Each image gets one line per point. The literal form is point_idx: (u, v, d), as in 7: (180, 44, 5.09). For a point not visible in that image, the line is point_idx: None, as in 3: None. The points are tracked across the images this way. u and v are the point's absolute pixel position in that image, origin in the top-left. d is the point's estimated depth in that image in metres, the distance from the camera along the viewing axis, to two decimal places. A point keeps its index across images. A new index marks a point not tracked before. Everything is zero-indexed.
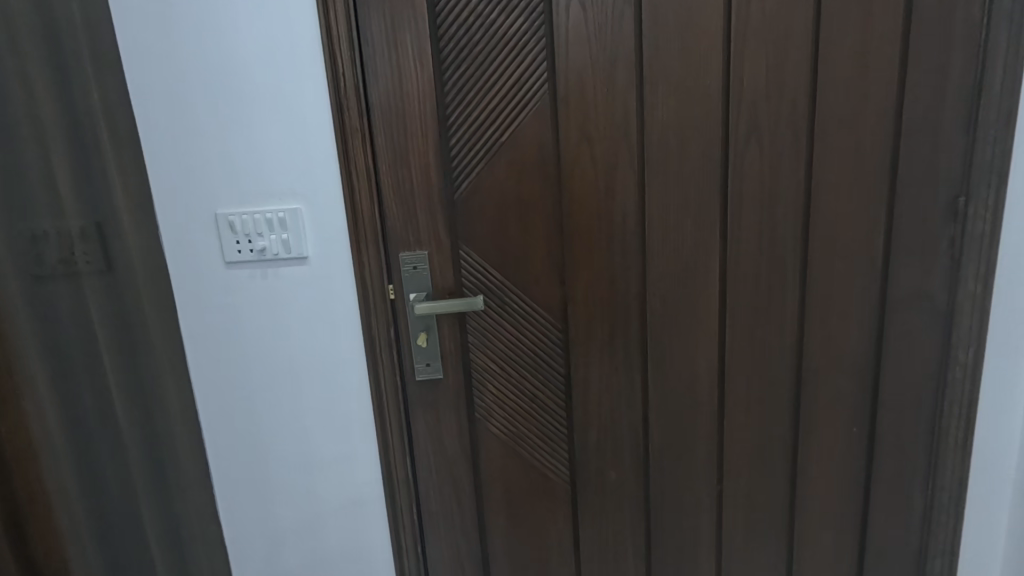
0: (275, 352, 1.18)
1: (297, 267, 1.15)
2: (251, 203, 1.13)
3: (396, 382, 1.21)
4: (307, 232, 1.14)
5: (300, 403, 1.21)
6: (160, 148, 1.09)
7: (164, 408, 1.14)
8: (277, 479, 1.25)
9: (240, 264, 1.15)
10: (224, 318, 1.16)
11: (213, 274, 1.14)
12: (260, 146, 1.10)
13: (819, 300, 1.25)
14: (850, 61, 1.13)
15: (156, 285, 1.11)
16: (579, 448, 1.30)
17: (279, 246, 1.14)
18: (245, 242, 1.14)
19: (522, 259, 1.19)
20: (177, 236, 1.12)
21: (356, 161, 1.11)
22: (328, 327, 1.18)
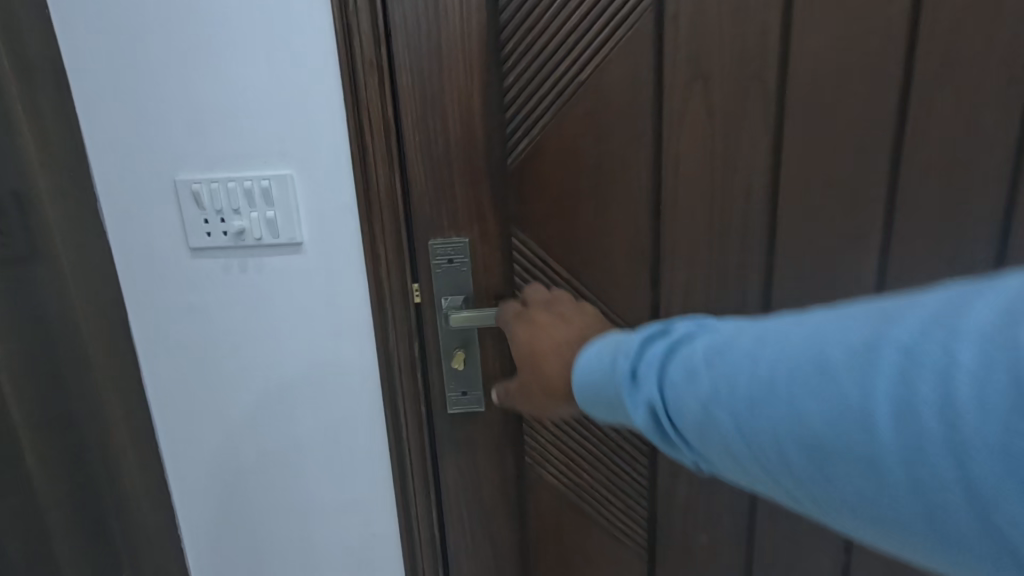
0: (260, 371, 0.88)
1: (288, 256, 0.84)
2: (222, 166, 0.81)
3: (420, 414, 0.90)
4: (301, 208, 0.82)
5: (293, 438, 0.91)
6: (94, 89, 0.78)
7: (108, 454, 0.81)
8: (264, 534, 0.95)
9: (210, 251, 0.83)
10: (191, 326, 0.85)
11: (174, 265, 0.83)
12: (234, 88, 0.78)
13: None
14: None
15: (92, 282, 0.79)
16: (661, 507, 0.97)
17: (262, 228, 0.82)
18: (216, 221, 0.81)
19: (599, 252, 0.85)
20: (121, 210, 0.81)
21: (369, 109, 0.78)
22: (330, 340, 0.87)
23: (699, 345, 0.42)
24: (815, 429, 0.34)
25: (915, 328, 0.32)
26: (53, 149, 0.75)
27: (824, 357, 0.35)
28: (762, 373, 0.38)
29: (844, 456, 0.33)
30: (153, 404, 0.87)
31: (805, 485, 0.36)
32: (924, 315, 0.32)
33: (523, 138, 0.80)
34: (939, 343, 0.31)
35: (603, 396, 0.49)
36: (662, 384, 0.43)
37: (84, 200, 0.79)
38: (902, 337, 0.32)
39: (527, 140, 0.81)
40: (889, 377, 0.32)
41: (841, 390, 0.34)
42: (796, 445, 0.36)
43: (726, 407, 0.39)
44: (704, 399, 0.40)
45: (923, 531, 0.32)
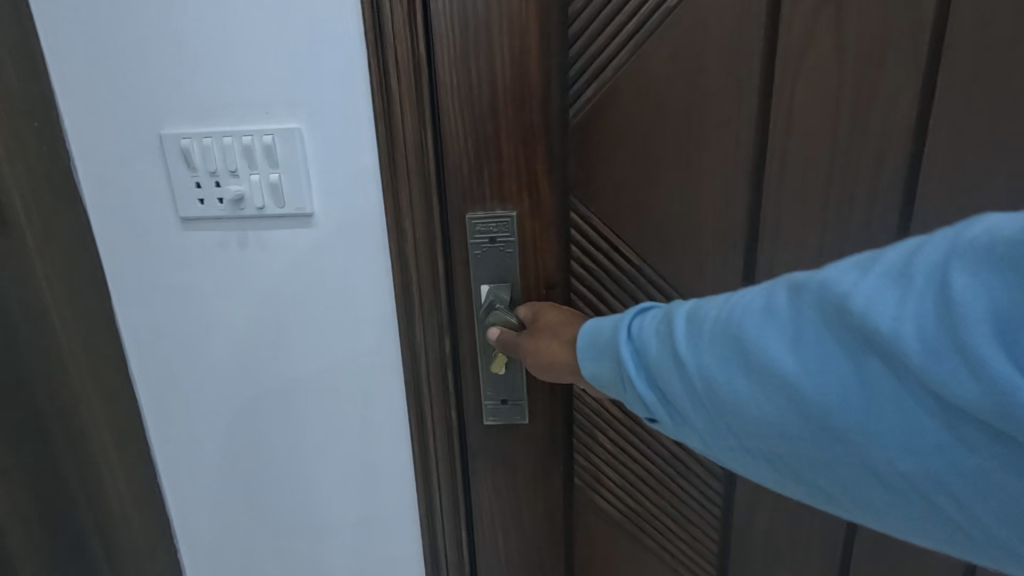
0: (264, 366, 0.74)
1: (296, 230, 0.69)
2: (217, 117, 0.66)
3: (451, 423, 0.75)
4: (311, 171, 0.67)
5: (301, 442, 0.77)
6: (61, 16, 0.63)
7: (87, 453, 0.70)
8: (269, 547, 0.83)
9: (204, 221, 0.69)
10: (184, 311, 0.72)
11: (163, 236, 0.69)
12: (228, 20, 0.63)
13: None
14: None
15: (65, 254, 0.66)
16: (735, 541, 0.80)
17: (264, 194, 0.67)
18: (210, 184, 0.67)
19: (680, 232, 0.68)
20: (99, 169, 0.67)
21: (395, 45, 0.61)
22: (344, 332, 0.73)
23: (665, 312, 0.44)
24: (777, 376, 0.36)
25: (872, 281, 0.34)
26: (9, 91, 0.61)
27: (784, 308, 0.37)
28: (723, 323, 0.39)
29: (819, 399, 0.35)
30: (142, 397, 0.75)
31: (775, 428, 0.37)
32: (882, 260, 0.35)
33: (591, 85, 0.64)
34: (885, 281, 0.33)
35: (580, 365, 0.49)
36: (641, 342, 0.44)
37: (52, 157, 0.65)
38: (841, 276, 0.35)
39: (596, 87, 0.64)
40: (836, 326, 0.35)
41: (771, 336, 0.37)
42: (756, 393, 0.37)
43: (695, 356, 0.40)
44: (673, 349, 0.41)
45: (906, 451, 0.33)
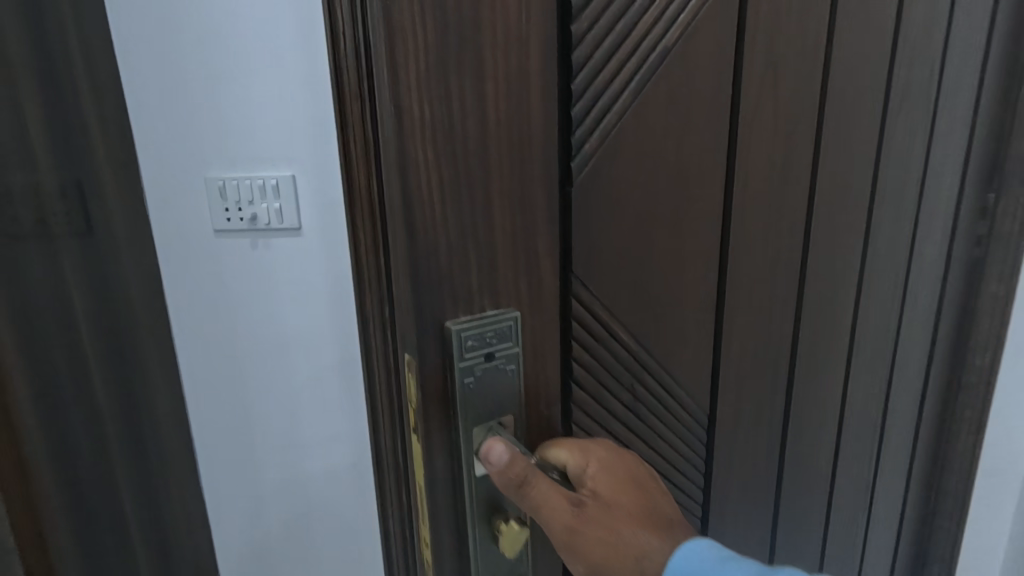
0: (269, 345, 0.97)
1: (290, 240, 0.91)
2: (241, 163, 0.88)
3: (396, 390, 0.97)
4: (306, 201, 0.89)
5: (294, 405, 1.00)
6: (143, 101, 0.86)
7: (154, 404, 0.96)
8: (267, 486, 1.04)
9: (231, 234, 0.91)
10: (211, 300, 0.94)
11: (201, 244, 0.91)
12: (252, 101, 0.85)
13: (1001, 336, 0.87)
14: None
15: (142, 263, 0.90)
16: None
17: (272, 216, 0.89)
18: (236, 210, 0.89)
19: (680, 305, 0.58)
20: (162, 200, 0.89)
21: (353, 123, 0.84)
22: (329, 319, 0.95)
23: None
24: None
25: None
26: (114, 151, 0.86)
27: None
28: None
29: None
30: (184, 372, 0.98)
31: None
32: None
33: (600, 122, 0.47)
34: None
35: None
36: None
37: (131, 195, 0.88)
38: None
39: (595, 145, 0.47)
40: None
41: None
42: None
43: None
44: None
45: None
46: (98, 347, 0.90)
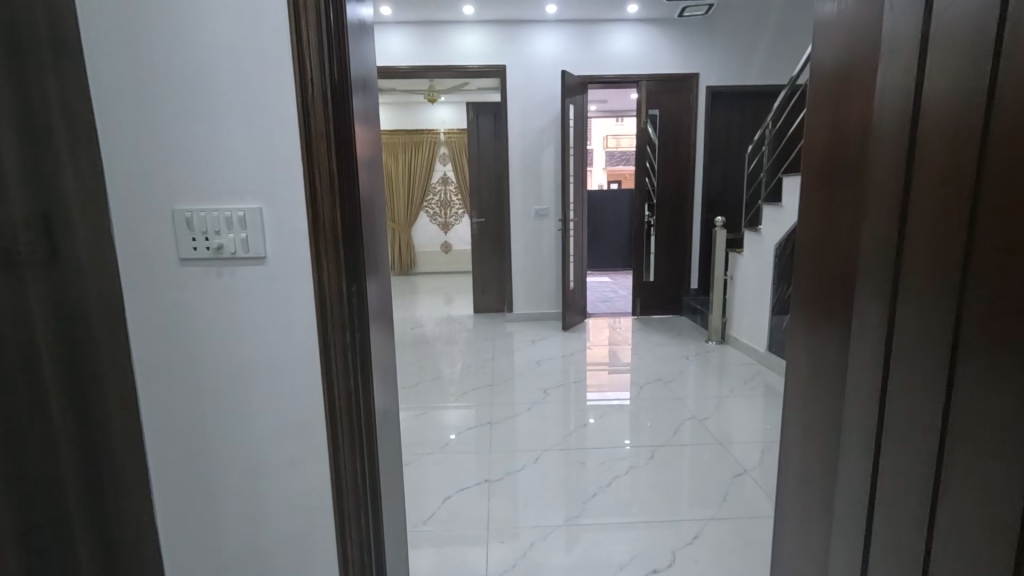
0: (229, 372, 0.99)
1: (254, 270, 0.95)
2: (208, 196, 0.92)
3: (353, 412, 1.01)
4: (269, 231, 0.93)
5: (252, 430, 1.01)
6: (117, 140, 0.91)
7: (110, 437, 0.93)
8: (219, 511, 1.04)
9: (196, 263, 0.94)
10: (175, 326, 0.96)
11: (166, 272, 0.94)
12: (222, 139, 0.91)
13: (835, 369, 1.02)
14: (836, 90, 1.00)
15: (105, 292, 0.92)
16: None
17: (236, 245, 0.93)
18: (202, 239, 0.93)
19: None
20: (129, 230, 0.93)
21: (319, 159, 0.91)
22: (289, 345, 0.98)
23: None
24: None
25: None
26: (83, 183, 0.88)
27: None
28: None
29: None
30: (144, 400, 0.99)
31: None
32: None
33: None
34: None
35: None
36: None
37: (97, 225, 0.90)
38: None
39: None
40: None
41: None
42: None
43: None
44: None
45: None
46: (60, 385, 0.84)
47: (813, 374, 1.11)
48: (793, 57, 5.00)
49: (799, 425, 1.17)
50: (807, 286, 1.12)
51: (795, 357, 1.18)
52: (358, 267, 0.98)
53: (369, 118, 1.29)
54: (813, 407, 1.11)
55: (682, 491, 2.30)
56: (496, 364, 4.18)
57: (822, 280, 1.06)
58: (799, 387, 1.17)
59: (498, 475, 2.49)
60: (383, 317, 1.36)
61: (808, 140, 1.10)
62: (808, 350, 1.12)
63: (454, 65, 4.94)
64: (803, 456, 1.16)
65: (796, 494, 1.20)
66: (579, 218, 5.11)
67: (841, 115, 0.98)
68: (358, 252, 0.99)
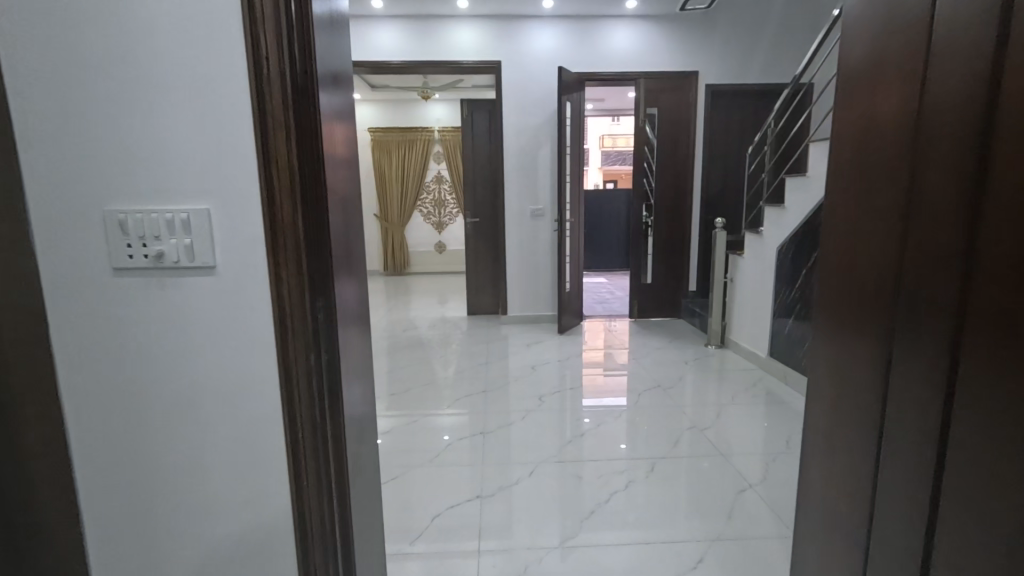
0: (178, 399, 0.86)
1: (201, 281, 0.82)
2: (145, 196, 0.79)
3: (320, 446, 0.88)
4: (217, 235, 0.80)
5: (202, 465, 0.88)
6: (36, 130, 0.77)
7: None
8: (165, 555, 0.90)
9: (133, 274, 0.81)
10: (110, 346, 0.83)
11: (97, 284, 0.81)
12: (161, 131, 0.78)
13: (868, 381, 0.92)
14: (872, 76, 0.91)
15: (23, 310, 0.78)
16: None
17: (180, 252, 0.81)
18: (139, 245, 0.80)
19: None
20: (52, 235, 0.79)
21: (277, 151, 0.78)
22: (246, 368, 0.85)
23: None
24: None
25: None
26: None
27: None
28: None
29: None
30: (74, 430, 0.85)
31: None
32: None
33: None
34: None
35: None
36: None
37: (14, 231, 0.77)
38: None
39: None
40: None
41: None
42: None
43: None
44: None
45: None
46: None
47: (841, 395, 1.00)
48: (794, 55, 4.90)
49: (822, 450, 1.06)
50: (831, 290, 1.02)
51: (816, 368, 1.07)
52: (325, 275, 0.86)
53: (344, 108, 1.16)
54: (839, 425, 1.01)
55: (684, 507, 2.19)
56: (490, 369, 4.05)
57: (853, 288, 0.96)
58: (824, 409, 1.06)
59: (491, 489, 2.36)
60: (360, 328, 1.23)
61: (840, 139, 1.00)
62: (832, 360, 1.03)
63: (447, 61, 4.80)
64: (828, 476, 1.05)
65: (820, 525, 1.09)
66: (576, 218, 4.99)
67: (881, 108, 0.89)
68: (324, 259, 0.86)
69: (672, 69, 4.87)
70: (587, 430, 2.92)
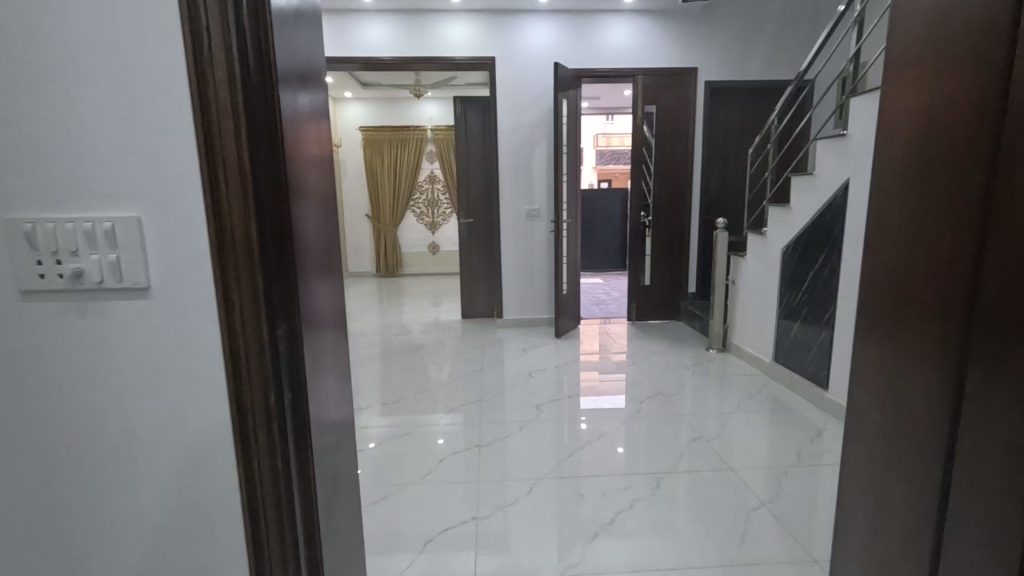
0: (108, 450, 0.71)
1: (133, 305, 0.67)
2: (58, 201, 0.65)
3: (282, 503, 0.74)
4: (150, 250, 0.66)
5: (138, 524, 0.73)
6: None
7: None
8: None
9: (46, 298, 0.67)
10: (18, 384, 0.68)
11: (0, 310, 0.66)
12: (79, 122, 0.63)
13: (931, 397, 0.84)
14: (928, 67, 0.83)
15: None
16: None
17: (103, 271, 0.66)
18: (52, 262, 0.66)
19: None
20: None
21: (224, 149, 0.63)
22: (189, 412, 0.70)
23: None
24: None
25: None
26: None
27: None
28: None
29: None
30: None
31: None
32: None
33: None
34: None
35: None
36: None
37: None
38: None
39: None
40: None
41: None
42: None
43: None
44: None
45: None
46: None
47: (892, 408, 0.93)
48: (794, 52, 4.78)
49: (873, 473, 0.98)
50: (884, 297, 0.94)
51: (865, 381, 0.99)
52: (287, 299, 0.71)
53: (317, 98, 1.01)
54: (896, 446, 0.92)
55: (692, 529, 2.06)
56: (485, 376, 3.91)
57: (912, 294, 0.88)
58: (873, 425, 0.97)
59: (488, 510, 2.22)
60: (336, 350, 1.09)
61: (886, 136, 0.94)
62: (882, 373, 0.95)
63: (439, 56, 4.65)
64: (879, 500, 0.96)
65: (867, 554, 1.00)
66: (572, 219, 4.86)
67: (940, 101, 0.82)
68: (286, 279, 0.72)
69: (671, 65, 4.75)
70: (586, 442, 2.79)
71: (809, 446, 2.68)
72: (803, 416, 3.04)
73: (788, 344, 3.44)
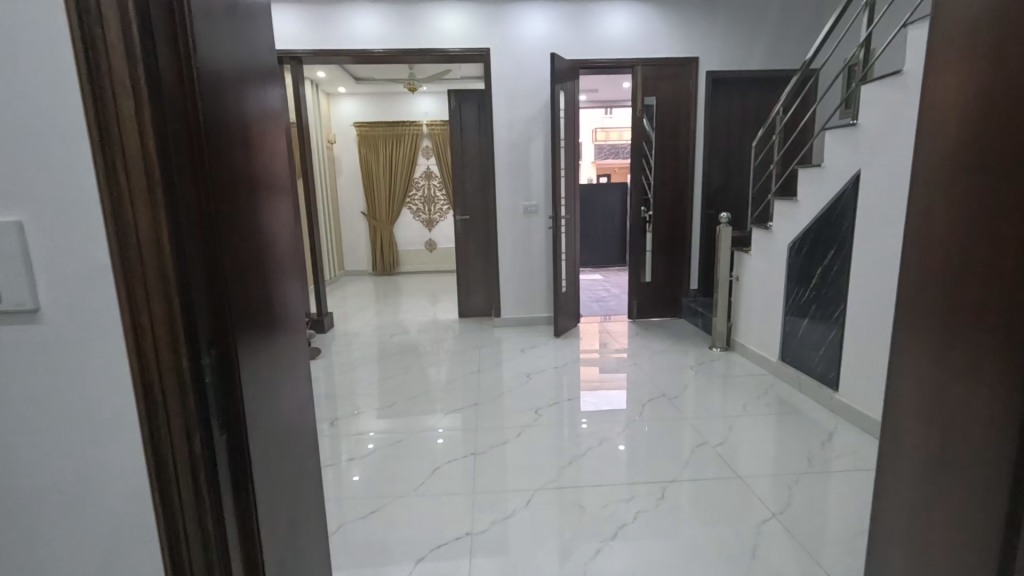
0: (24, 462, 0.66)
1: (22, 327, 0.63)
2: None
3: (204, 520, 0.68)
4: (38, 267, 0.61)
5: (47, 557, 0.69)
6: None
7: None
8: None
9: None
10: None
11: None
12: None
13: (989, 412, 0.74)
14: (982, 42, 0.74)
15: None
16: None
17: None
18: None
19: None
20: None
21: (119, 134, 0.57)
22: (99, 429, 0.65)
23: None
24: None
25: None
26: None
27: None
28: None
29: None
30: None
31: None
32: None
33: None
34: None
35: None
36: None
37: None
38: None
39: None
40: None
41: None
42: None
43: None
44: None
45: None
46: None
47: (941, 425, 0.82)
48: (799, 40, 4.63)
49: (919, 497, 0.87)
50: (930, 301, 0.85)
51: (909, 395, 0.89)
52: (204, 285, 0.66)
53: (265, 86, 0.95)
54: (948, 469, 0.81)
55: (701, 544, 1.94)
56: (482, 378, 3.80)
57: (963, 297, 0.78)
58: (920, 444, 0.87)
59: (482, 526, 2.10)
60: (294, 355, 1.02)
61: (933, 131, 0.84)
62: (929, 386, 0.85)
63: (431, 48, 4.50)
64: (931, 533, 0.85)
65: None
66: (570, 214, 4.71)
67: (994, 79, 0.72)
68: (204, 266, 0.66)
69: (671, 55, 4.60)
70: (588, 448, 2.67)
71: (820, 450, 2.56)
72: (812, 417, 2.92)
73: (795, 342, 3.33)
